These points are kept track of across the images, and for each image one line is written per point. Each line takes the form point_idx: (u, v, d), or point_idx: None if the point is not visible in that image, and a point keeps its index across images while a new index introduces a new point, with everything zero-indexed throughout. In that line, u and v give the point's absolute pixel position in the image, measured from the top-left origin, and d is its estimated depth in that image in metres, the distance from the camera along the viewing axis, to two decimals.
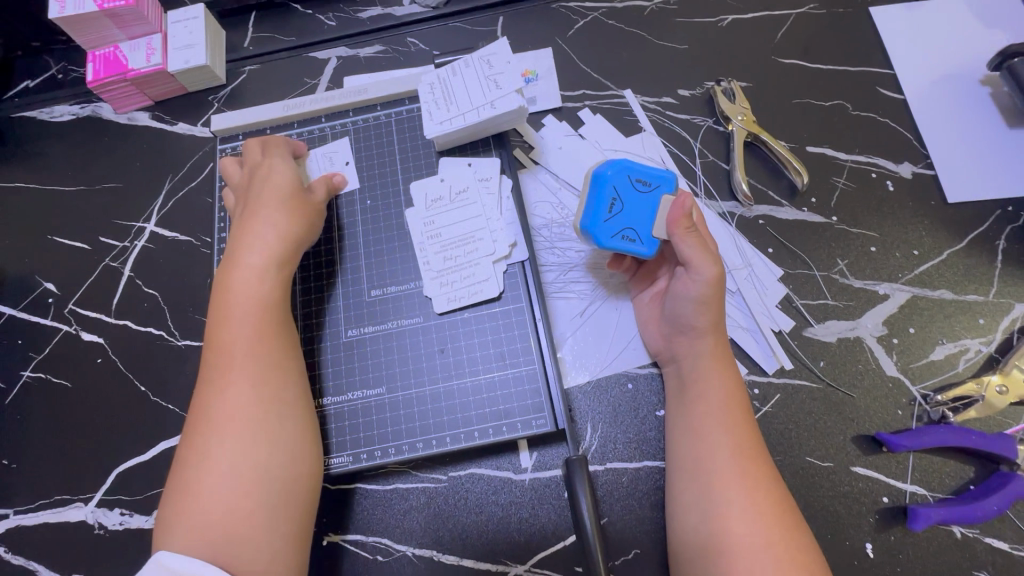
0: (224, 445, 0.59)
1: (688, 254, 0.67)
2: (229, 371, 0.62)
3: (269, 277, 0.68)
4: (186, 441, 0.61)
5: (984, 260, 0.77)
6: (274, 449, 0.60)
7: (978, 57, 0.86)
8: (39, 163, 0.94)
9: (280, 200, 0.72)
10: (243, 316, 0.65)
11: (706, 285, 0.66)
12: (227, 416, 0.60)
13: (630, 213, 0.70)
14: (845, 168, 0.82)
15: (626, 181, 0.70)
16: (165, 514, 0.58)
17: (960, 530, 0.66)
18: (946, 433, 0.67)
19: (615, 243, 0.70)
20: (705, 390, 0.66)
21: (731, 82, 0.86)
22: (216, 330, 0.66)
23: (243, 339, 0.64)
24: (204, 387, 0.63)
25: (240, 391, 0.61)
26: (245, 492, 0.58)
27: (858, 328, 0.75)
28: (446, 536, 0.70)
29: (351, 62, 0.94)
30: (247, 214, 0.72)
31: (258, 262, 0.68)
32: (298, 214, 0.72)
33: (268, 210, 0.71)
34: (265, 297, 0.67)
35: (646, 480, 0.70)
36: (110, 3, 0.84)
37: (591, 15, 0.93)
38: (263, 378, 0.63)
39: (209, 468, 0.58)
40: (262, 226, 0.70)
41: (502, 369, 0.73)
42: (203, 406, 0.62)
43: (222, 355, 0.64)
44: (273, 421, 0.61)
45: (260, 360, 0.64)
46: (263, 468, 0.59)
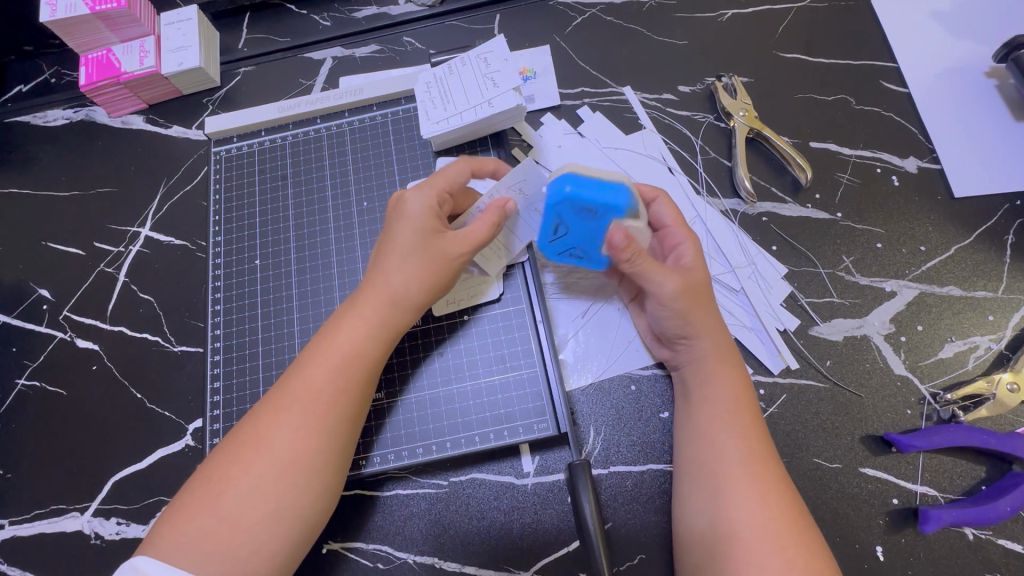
0: (272, 484, 0.56)
1: (641, 276, 0.64)
2: (308, 411, 0.59)
3: (377, 331, 0.64)
4: (229, 449, 0.59)
5: (993, 256, 0.75)
6: (317, 503, 0.58)
7: (983, 48, 0.85)
8: (33, 168, 0.93)
9: (433, 267, 0.64)
10: (338, 363, 0.62)
11: (673, 303, 0.64)
12: (288, 456, 0.58)
13: (577, 235, 0.68)
14: (849, 163, 0.81)
15: (572, 209, 0.64)
16: (166, 522, 0.56)
17: (972, 532, 0.65)
18: (957, 433, 0.66)
19: (563, 258, 0.73)
20: (713, 393, 0.64)
21: (732, 78, 0.85)
22: (307, 361, 0.62)
23: (330, 386, 0.61)
24: (276, 408, 0.60)
25: (311, 438, 0.59)
26: (276, 535, 0.56)
27: (865, 325, 0.73)
28: (447, 542, 0.69)
29: (347, 62, 0.93)
30: (390, 255, 0.65)
31: (382, 317, 0.64)
32: (440, 281, 0.65)
33: (406, 268, 0.64)
34: (361, 352, 0.63)
35: (651, 483, 0.69)
36: (102, 5, 0.83)
37: (589, 12, 0.91)
38: (334, 434, 0.60)
39: (246, 494, 0.56)
40: (397, 279, 0.64)
41: (503, 372, 0.72)
42: (266, 424, 0.59)
43: (306, 392, 0.60)
44: (327, 478, 0.59)
45: (338, 416, 0.60)
46: (300, 517, 0.57)
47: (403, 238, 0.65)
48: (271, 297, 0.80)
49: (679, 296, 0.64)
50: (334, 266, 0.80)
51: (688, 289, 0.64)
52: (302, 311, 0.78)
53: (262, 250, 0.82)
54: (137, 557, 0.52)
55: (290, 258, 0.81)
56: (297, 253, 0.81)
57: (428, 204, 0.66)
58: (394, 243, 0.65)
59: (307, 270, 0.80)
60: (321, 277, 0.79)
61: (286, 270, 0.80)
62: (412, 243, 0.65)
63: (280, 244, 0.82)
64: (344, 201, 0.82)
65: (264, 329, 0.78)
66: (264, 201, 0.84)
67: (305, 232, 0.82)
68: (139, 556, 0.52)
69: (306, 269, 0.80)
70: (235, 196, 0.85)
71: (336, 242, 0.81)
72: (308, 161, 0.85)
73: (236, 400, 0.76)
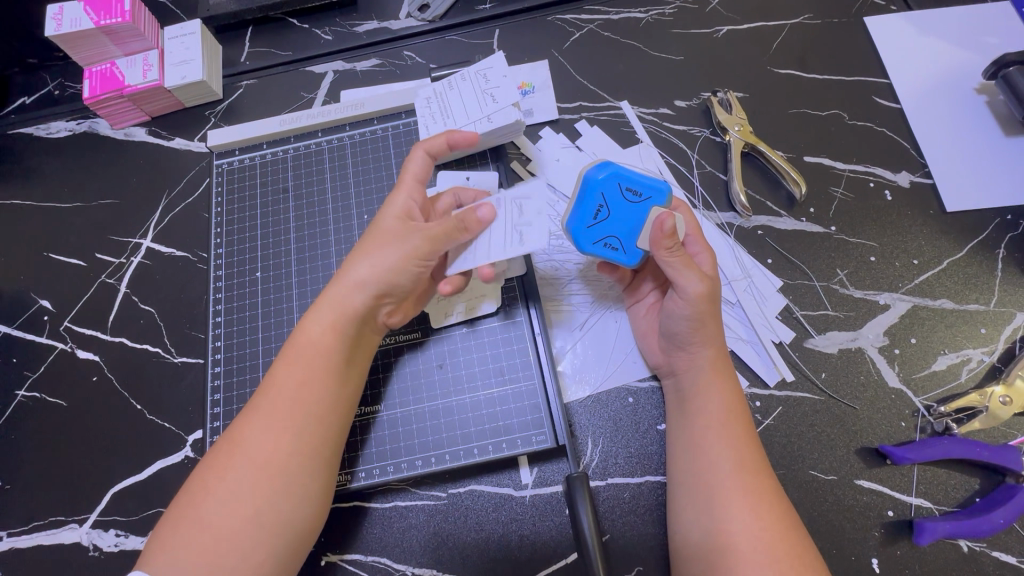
0: (247, 485, 0.57)
1: (671, 269, 0.65)
2: (275, 410, 0.60)
3: (341, 328, 0.64)
4: (211, 458, 0.60)
5: (985, 269, 0.76)
6: (297, 501, 0.58)
7: (973, 65, 0.87)
8: (35, 180, 0.93)
9: (395, 254, 0.64)
10: (301, 360, 0.62)
11: (697, 302, 0.65)
12: (260, 457, 0.58)
13: (616, 220, 0.67)
14: (843, 177, 0.82)
15: (616, 189, 0.66)
16: (157, 533, 0.57)
17: (966, 544, 0.66)
18: (950, 445, 0.66)
19: (598, 249, 0.68)
20: (706, 403, 0.65)
21: (728, 93, 0.86)
22: (277, 363, 0.64)
23: (294, 382, 0.61)
24: (249, 412, 0.61)
25: (280, 436, 0.59)
26: (258, 538, 0.56)
27: (859, 338, 0.74)
28: (446, 554, 0.69)
29: (348, 76, 0.94)
30: (356, 254, 0.67)
31: (345, 312, 0.64)
32: (400, 266, 0.64)
33: (367, 258, 0.65)
34: (324, 347, 0.63)
35: (648, 495, 0.69)
36: (106, 20, 0.84)
37: (587, 27, 0.93)
38: (301, 430, 0.60)
39: (225, 499, 0.56)
40: (359, 274, 0.65)
41: (501, 384, 0.72)
42: (241, 429, 0.60)
43: (272, 392, 0.61)
44: (301, 474, 0.59)
45: (304, 411, 0.60)
46: (280, 518, 0.57)
47: (374, 233, 0.67)
48: (271, 308, 0.80)
49: (705, 296, 0.65)
50: (335, 278, 0.80)
51: (712, 290, 0.65)
52: None
53: (262, 262, 0.83)
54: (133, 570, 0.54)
55: (290, 270, 0.82)
56: (298, 265, 0.82)
57: (400, 200, 0.68)
58: (365, 239, 0.68)
59: (308, 281, 0.81)
60: (322, 289, 0.80)
61: (286, 282, 0.81)
62: (379, 236, 0.66)
63: (281, 255, 0.83)
64: (345, 214, 0.83)
65: (264, 340, 0.79)
66: (265, 213, 0.85)
67: (306, 244, 0.83)
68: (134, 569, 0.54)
69: (307, 280, 0.81)
70: (237, 208, 0.86)
71: (336, 253, 0.82)
72: (309, 174, 0.86)
73: (236, 412, 0.76)
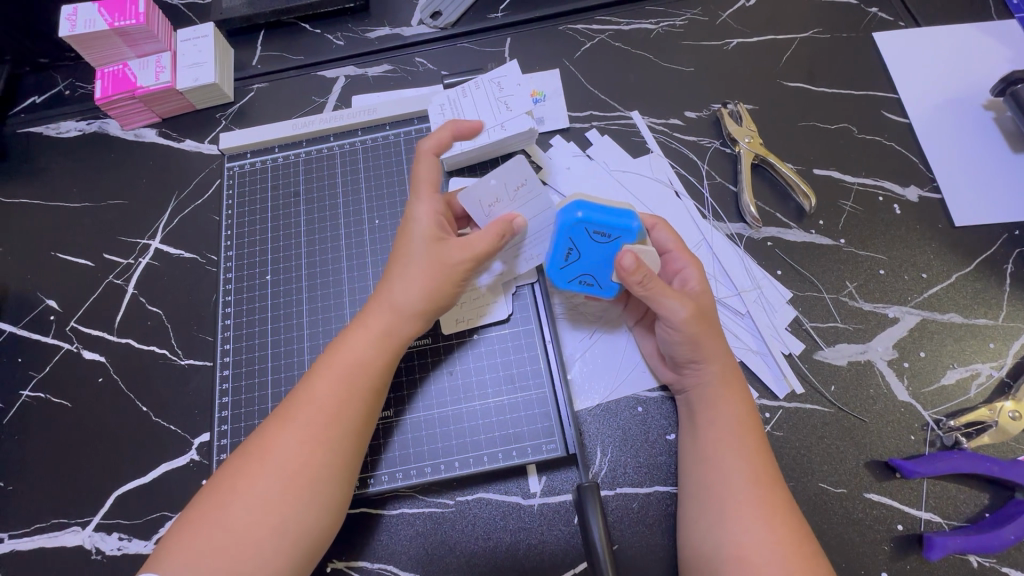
0: (276, 495, 0.56)
1: (651, 300, 0.64)
2: (312, 423, 0.59)
3: (384, 347, 0.64)
4: (238, 464, 0.59)
5: (993, 284, 0.77)
6: (321, 514, 0.58)
7: (981, 82, 0.88)
8: (44, 180, 0.93)
9: (434, 272, 0.64)
10: (343, 374, 0.62)
11: (687, 326, 0.64)
12: (292, 467, 0.58)
13: (587, 260, 0.68)
14: (852, 191, 0.82)
15: (583, 231, 0.66)
16: (171, 535, 0.56)
17: (975, 559, 0.65)
18: (961, 460, 0.66)
19: (574, 286, 0.70)
20: (717, 414, 0.65)
21: (738, 105, 0.87)
22: (314, 373, 0.63)
23: (336, 396, 0.61)
24: (282, 421, 0.60)
25: (317, 449, 0.59)
26: (280, 550, 0.55)
27: (868, 351, 0.74)
28: (454, 563, 0.69)
29: (360, 81, 0.95)
30: (398, 266, 0.66)
31: (387, 329, 0.64)
32: (443, 292, 0.65)
33: (410, 276, 0.65)
34: (367, 363, 0.63)
35: (657, 506, 0.69)
36: (121, 22, 0.85)
37: (598, 37, 0.94)
38: (339, 445, 0.60)
39: (250, 507, 0.56)
40: (403, 289, 0.64)
41: (511, 393, 0.72)
42: (273, 436, 0.59)
43: (310, 403, 0.60)
44: (330, 487, 0.59)
45: (341, 427, 0.60)
46: (304, 532, 0.57)
47: (410, 250, 0.66)
48: (280, 311, 0.80)
49: (693, 321, 0.64)
50: (345, 283, 0.80)
51: (698, 311, 0.65)
52: (311, 327, 0.79)
53: (272, 266, 0.83)
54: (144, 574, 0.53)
55: (301, 274, 0.82)
56: (308, 270, 0.82)
57: (427, 212, 0.67)
58: (402, 251, 0.67)
59: (317, 286, 0.81)
60: (332, 294, 0.80)
61: (297, 285, 0.81)
62: (416, 248, 0.66)
63: (291, 259, 0.83)
64: (356, 218, 0.84)
65: (273, 344, 0.79)
66: (276, 216, 0.85)
67: (317, 248, 0.83)
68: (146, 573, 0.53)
69: (317, 284, 0.81)
70: (247, 211, 0.86)
71: (347, 257, 0.82)
72: (320, 178, 0.86)
73: (243, 416, 0.76)
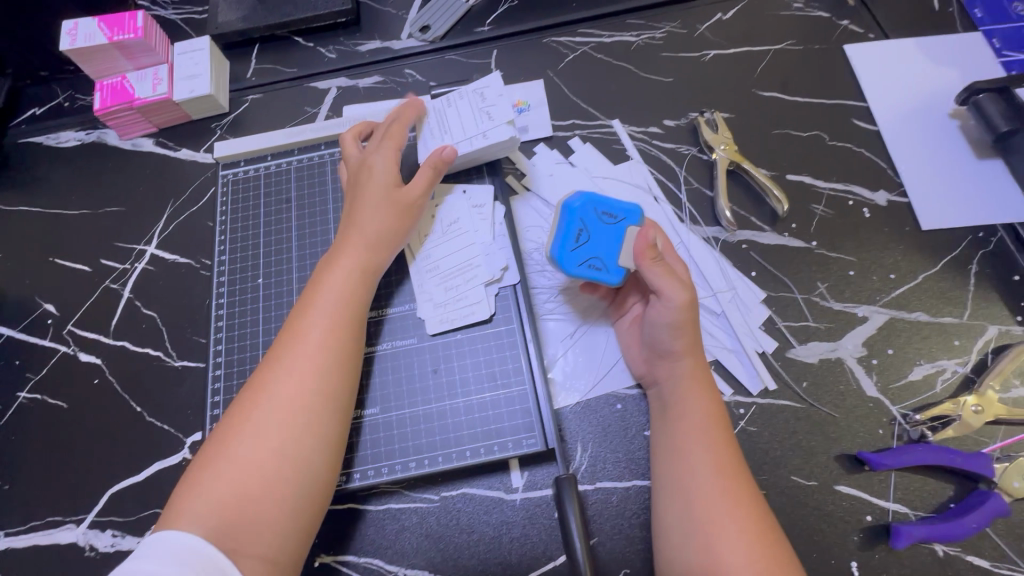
0: (276, 425, 0.60)
1: (655, 282, 0.69)
2: (301, 357, 0.63)
3: (360, 280, 0.70)
4: (234, 410, 0.62)
5: (958, 284, 0.80)
6: (320, 437, 0.61)
7: (946, 92, 0.91)
8: (43, 188, 0.96)
9: (398, 211, 0.74)
10: (327, 310, 0.67)
11: (679, 311, 0.68)
12: (287, 398, 0.61)
13: (596, 243, 0.72)
14: (823, 195, 0.86)
15: (592, 214, 0.73)
16: (177, 493, 0.58)
17: (941, 548, 0.68)
18: (925, 452, 0.69)
19: (583, 271, 0.72)
20: (689, 408, 0.67)
21: (714, 113, 0.90)
22: (297, 316, 0.67)
23: (322, 329, 0.65)
24: (272, 364, 0.64)
25: (308, 378, 0.62)
26: (284, 477, 0.58)
27: (839, 349, 0.77)
28: (438, 556, 0.71)
29: (351, 92, 0.98)
30: (364, 209, 0.73)
31: (361, 264, 0.70)
32: (406, 227, 0.75)
33: (379, 214, 0.73)
34: (348, 297, 0.68)
35: (635, 499, 0.71)
36: (120, 36, 0.88)
37: (580, 49, 0.97)
38: (330, 371, 0.64)
39: (252, 440, 0.59)
40: (375, 230, 0.72)
41: (493, 390, 0.74)
42: (264, 377, 0.63)
43: (297, 339, 0.65)
44: (325, 410, 0.62)
45: (330, 355, 0.64)
46: (305, 459, 0.60)
47: (374, 194, 0.74)
48: (271, 313, 0.83)
49: (687, 306, 0.68)
50: None
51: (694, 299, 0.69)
52: None
53: (264, 269, 0.85)
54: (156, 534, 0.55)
55: (291, 277, 0.84)
56: (298, 273, 0.84)
57: (384, 157, 0.76)
58: (361, 196, 0.75)
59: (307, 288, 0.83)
60: None
61: (287, 288, 0.84)
62: (377, 193, 0.74)
63: (282, 263, 0.85)
64: None
65: (264, 344, 0.81)
66: (267, 222, 0.88)
67: (307, 252, 0.85)
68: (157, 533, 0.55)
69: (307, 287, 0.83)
70: (240, 217, 0.89)
71: None
72: (311, 185, 0.89)
73: None
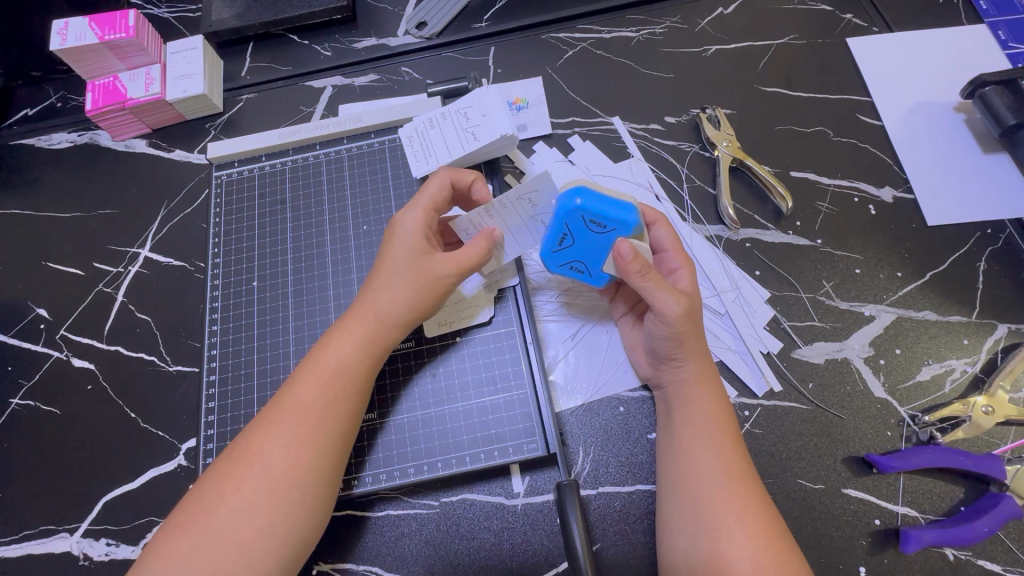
0: (264, 500, 0.57)
1: (647, 295, 0.65)
2: (298, 426, 0.60)
3: (365, 350, 0.65)
4: (222, 468, 0.60)
5: (967, 282, 0.78)
6: (307, 517, 0.59)
7: (952, 86, 0.90)
8: (35, 190, 0.95)
9: (421, 285, 0.66)
10: (330, 381, 0.63)
11: (676, 324, 0.65)
12: (278, 474, 0.58)
13: (581, 247, 0.70)
14: (828, 192, 0.84)
15: (580, 221, 0.67)
16: (156, 543, 0.57)
17: (952, 552, 0.66)
18: (936, 454, 0.67)
19: (566, 270, 0.73)
20: (693, 412, 0.66)
21: (716, 109, 0.88)
22: (298, 378, 0.64)
23: (322, 401, 0.62)
24: (268, 425, 0.61)
25: (304, 454, 0.60)
26: (267, 550, 0.56)
27: (845, 349, 0.76)
28: (438, 564, 0.70)
29: (346, 90, 0.97)
30: (382, 276, 0.67)
31: (367, 333, 0.66)
32: (426, 302, 0.67)
33: (397, 287, 0.66)
34: (354, 367, 0.64)
35: (638, 504, 0.70)
36: (111, 35, 0.87)
37: (580, 45, 0.96)
38: (326, 451, 0.61)
39: (239, 510, 0.57)
40: (387, 298, 0.66)
41: (493, 394, 0.73)
42: (258, 441, 0.60)
43: (297, 406, 0.61)
44: (317, 490, 0.60)
45: (328, 432, 0.61)
46: (291, 531, 0.58)
47: (391, 258, 0.68)
48: (267, 316, 0.81)
49: (682, 317, 0.65)
50: (330, 289, 0.81)
51: (690, 309, 0.66)
52: (297, 332, 0.80)
53: (259, 272, 0.84)
54: None
55: (287, 280, 0.83)
56: (294, 275, 0.83)
57: (416, 220, 0.68)
58: (385, 258, 0.68)
59: (303, 291, 0.82)
60: (318, 299, 0.81)
61: (283, 292, 0.82)
62: (402, 261, 0.67)
63: (277, 265, 0.84)
64: (341, 226, 0.85)
65: (260, 349, 0.80)
66: (262, 223, 0.87)
67: (303, 254, 0.84)
68: None
69: (303, 290, 0.82)
70: (234, 219, 0.87)
71: (332, 263, 0.83)
72: (306, 185, 0.88)
73: (230, 420, 0.76)
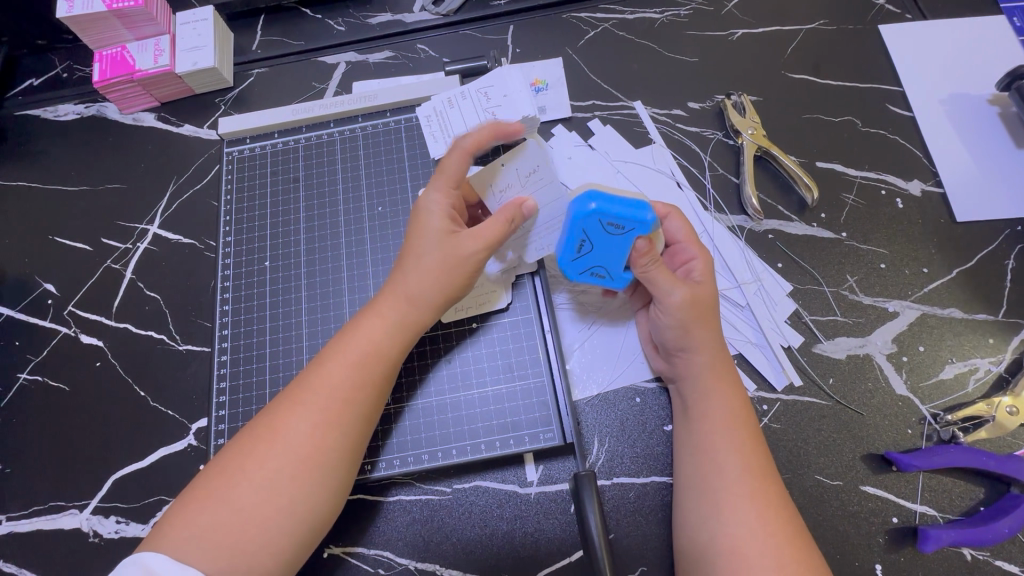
0: (287, 478, 0.57)
1: (648, 283, 0.66)
2: (324, 406, 0.60)
3: (394, 332, 0.64)
4: (245, 443, 0.59)
5: (994, 280, 0.77)
6: (328, 498, 0.58)
7: (986, 77, 0.87)
8: (40, 163, 0.93)
9: (449, 266, 0.64)
10: (358, 360, 0.62)
11: (678, 313, 0.65)
12: (301, 454, 0.57)
13: (600, 252, 0.66)
14: (855, 184, 0.82)
15: (597, 224, 0.64)
16: (172, 513, 0.56)
17: (970, 552, 0.66)
18: (957, 454, 0.66)
19: (586, 278, 0.70)
20: (711, 407, 0.64)
21: (742, 96, 0.86)
22: (327, 358, 0.62)
23: (349, 381, 0.61)
24: (292, 403, 0.60)
25: (328, 436, 0.59)
26: (286, 529, 0.56)
27: (868, 345, 0.74)
28: (448, 550, 0.69)
29: (360, 67, 0.94)
30: (411, 258, 0.66)
31: (396, 315, 0.64)
32: (455, 284, 0.65)
33: (426, 268, 0.65)
34: (382, 349, 0.63)
35: (653, 495, 0.69)
36: (119, 3, 0.83)
37: (602, 26, 0.93)
38: (348, 434, 0.60)
39: (260, 487, 0.56)
40: (415, 275, 0.65)
41: (510, 381, 0.72)
42: (282, 419, 0.59)
43: (324, 386, 0.60)
44: (339, 472, 0.59)
45: (356, 413, 0.61)
46: (311, 512, 0.57)
47: (421, 240, 0.66)
48: (279, 297, 0.80)
49: (686, 306, 0.65)
50: (344, 271, 0.80)
51: (695, 299, 0.65)
52: (310, 314, 0.78)
53: (271, 251, 0.82)
54: (140, 553, 0.52)
55: (299, 261, 0.81)
56: (307, 255, 0.81)
57: (438, 201, 0.67)
58: (413, 244, 0.66)
59: (316, 272, 0.80)
60: (331, 280, 0.80)
61: (295, 272, 0.81)
62: (429, 242, 0.65)
63: (290, 246, 0.82)
64: (356, 205, 0.83)
65: (272, 330, 0.78)
66: (275, 202, 0.85)
67: (316, 234, 0.82)
68: (144, 551, 0.52)
69: (316, 270, 0.80)
70: (246, 196, 0.85)
71: (346, 246, 0.81)
72: (320, 164, 0.85)
73: (241, 402, 0.75)
